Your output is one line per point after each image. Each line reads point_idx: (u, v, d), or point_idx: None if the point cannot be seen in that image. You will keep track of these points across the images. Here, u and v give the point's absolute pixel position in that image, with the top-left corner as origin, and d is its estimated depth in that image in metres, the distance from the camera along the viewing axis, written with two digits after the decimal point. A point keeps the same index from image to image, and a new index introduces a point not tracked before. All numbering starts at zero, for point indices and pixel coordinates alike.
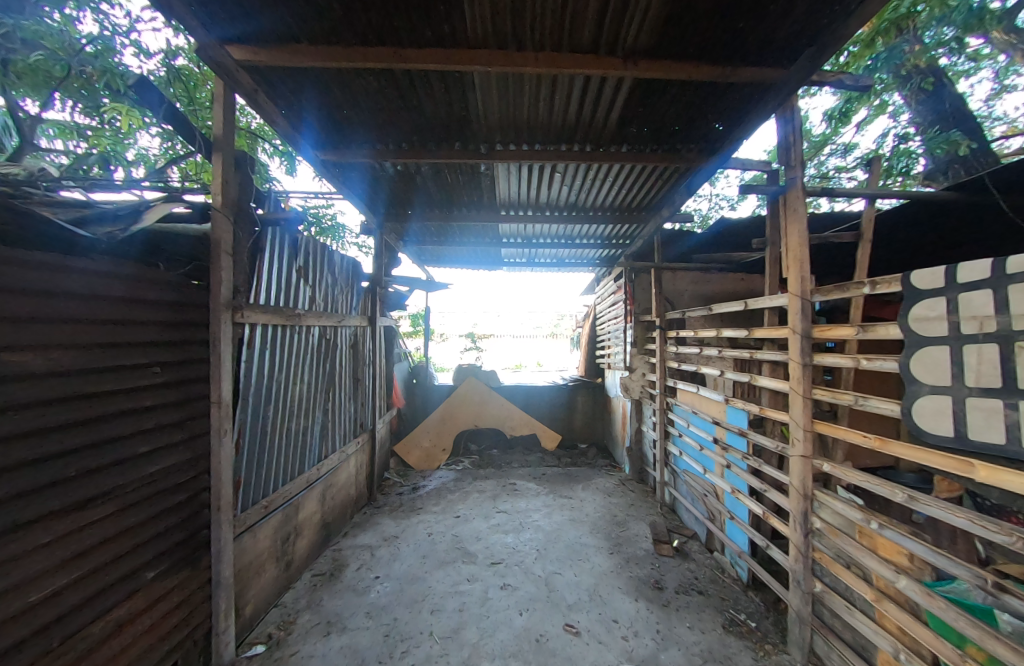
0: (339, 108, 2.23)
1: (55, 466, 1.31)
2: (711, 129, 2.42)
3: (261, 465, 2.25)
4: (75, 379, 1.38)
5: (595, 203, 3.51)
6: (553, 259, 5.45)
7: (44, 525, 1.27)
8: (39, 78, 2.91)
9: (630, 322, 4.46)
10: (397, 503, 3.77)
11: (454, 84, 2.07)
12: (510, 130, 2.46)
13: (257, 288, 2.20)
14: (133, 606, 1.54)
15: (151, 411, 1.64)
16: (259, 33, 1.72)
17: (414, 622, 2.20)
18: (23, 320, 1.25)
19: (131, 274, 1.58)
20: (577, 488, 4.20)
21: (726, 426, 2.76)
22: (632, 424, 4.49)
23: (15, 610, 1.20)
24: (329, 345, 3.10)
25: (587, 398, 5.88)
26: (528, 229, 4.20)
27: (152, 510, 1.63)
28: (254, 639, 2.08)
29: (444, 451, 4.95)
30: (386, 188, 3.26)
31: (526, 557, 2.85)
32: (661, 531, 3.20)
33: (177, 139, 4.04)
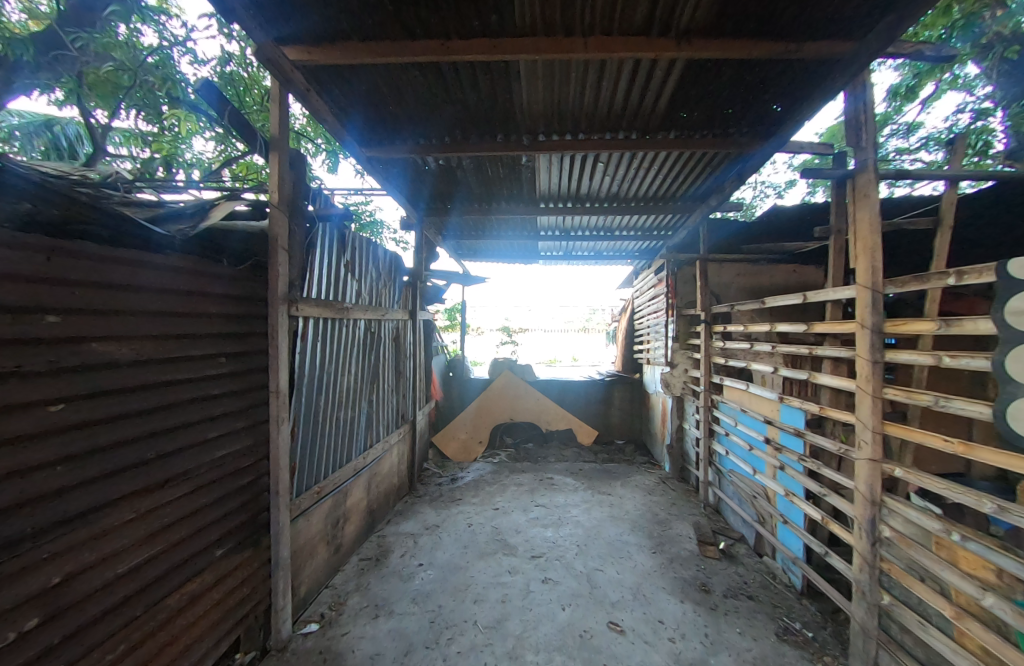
0: (384, 103, 2.26)
1: (139, 448, 1.40)
2: (767, 111, 2.29)
3: (313, 452, 2.34)
4: (155, 367, 1.47)
5: (637, 194, 3.40)
6: (590, 252, 5.35)
7: (130, 503, 1.37)
8: (108, 89, 3.25)
9: (672, 316, 4.32)
10: (436, 493, 3.85)
11: (499, 74, 2.05)
12: (554, 120, 2.41)
13: (309, 282, 2.28)
14: (204, 581, 1.65)
15: (218, 398, 1.75)
16: (312, 33, 1.76)
17: (457, 611, 2.23)
18: (110, 313, 1.34)
19: (200, 269, 1.67)
20: (615, 484, 4.14)
21: (779, 425, 2.63)
22: (673, 422, 4.37)
23: (107, 579, 1.30)
24: (374, 338, 3.18)
25: (624, 394, 5.78)
26: (567, 222, 4.14)
27: (219, 492, 1.73)
28: (308, 618, 2.19)
29: (480, 442, 5.05)
30: (428, 183, 3.29)
31: (567, 552, 2.83)
32: (705, 533, 3.10)
33: (228, 141, 4.29)
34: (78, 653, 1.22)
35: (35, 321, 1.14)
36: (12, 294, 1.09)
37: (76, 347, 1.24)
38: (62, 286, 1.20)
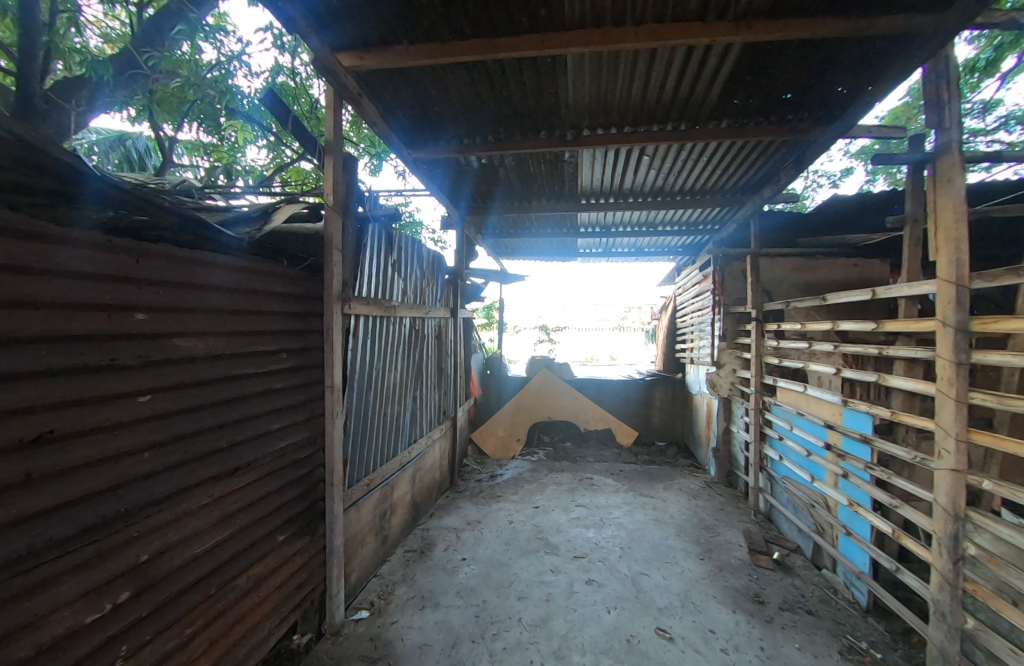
0: (432, 104, 2.29)
1: (213, 437, 1.50)
2: (831, 94, 2.14)
3: (363, 446, 2.42)
4: (227, 361, 1.58)
5: (683, 187, 3.28)
6: (631, 249, 5.23)
7: (205, 489, 1.47)
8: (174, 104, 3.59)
9: (719, 313, 4.14)
10: (477, 489, 3.90)
11: (545, 70, 2.03)
12: (600, 113, 2.36)
13: (360, 281, 2.36)
14: (267, 564, 1.75)
15: (279, 392, 1.84)
16: (365, 38, 1.81)
17: (502, 607, 2.25)
18: (189, 311, 1.44)
19: (261, 269, 1.75)
20: (658, 487, 4.03)
21: (841, 431, 2.46)
22: (720, 424, 4.19)
23: (186, 558, 1.40)
24: (418, 336, 3.26)
25: (665, 394, 5.61)
26: (608, 218, 4.06)
27: (281, 481, 1.83)
28: (358, 605, 2.27)
29: (518, 440, 5.08)
30: (470, 182, 3.32)
31: (610, 554, 2.79)
32: (757, 541, 2.96)
33: (279, 149, 4.52)
34: (163, 625, 1.32)
35: (126, 318, 1.23)
36: (107, 294, 1.18)
37: (161, 343, 1.33)
38: (148, 286, 1.29)
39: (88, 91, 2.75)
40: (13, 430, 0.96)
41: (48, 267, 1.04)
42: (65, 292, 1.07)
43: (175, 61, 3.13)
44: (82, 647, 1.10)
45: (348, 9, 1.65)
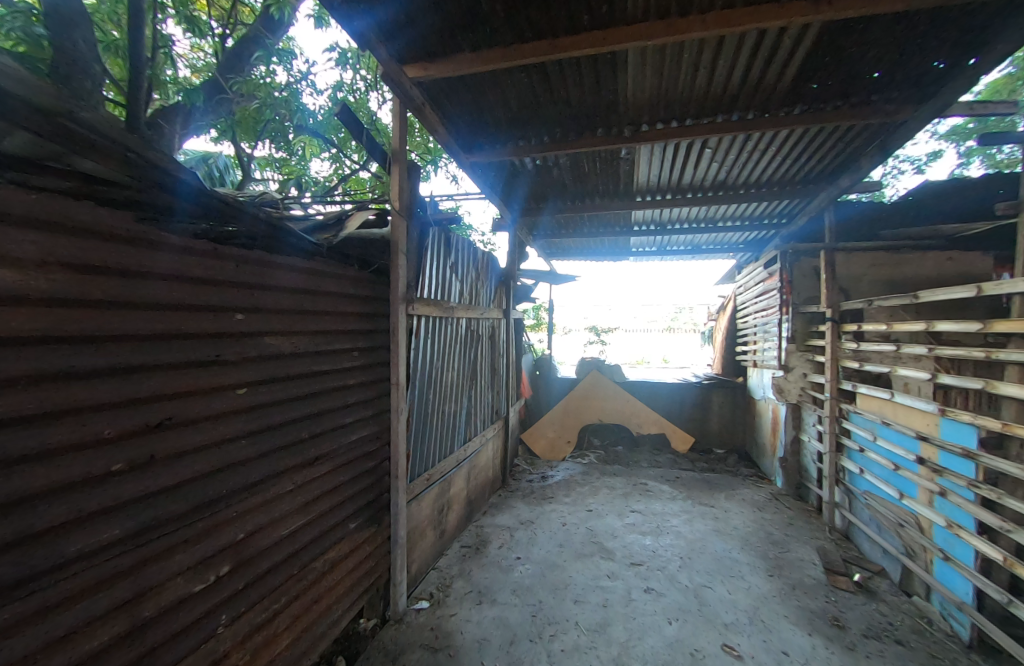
0: (490, 108, 2.33)
1: (296, 428, 1.63)
2: (925, 71, 1.94)
3: (423, 441, 2.52)
4: (307, 359, 1.70)
5: (748, 179, 3.11)
6: (687, 246, 5.03)
7: (290, 476, 1.60)
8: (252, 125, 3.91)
9: (787, 313, 3.87)
10: (528, 489, 3.91)
11: (605, 66, 2.01)
12: (661, 106, 2.30)
13: (422, 283, 2.45)
14: (340, 550, 1.86)
15: (352, 388, 1.96)
16: (430, 49, 1.88)
17: (559, 609, 2.24)
18: (277, 311, 1.57)
19: (335, 272, 1.87)
20: (718, 496, 3.84)
21: (937, 443, 2.21)
22: (788, 432, 3.92)
23: (274, 539, 1.52)
24: (473, 336, 3.33)
25: (725, 398, 5.33)
26: (664, 215, 3.94)
27: (352, 472, 1.94)
28: (419, 595, 2.36)
29: (568, 442, 5.07)
30: (524, 184, 3.36)
31: (669, 563, 2.69)
32: (833, 561, 2.73)
33: (341, 160, 4.81)
34: (254, 599, 1.45)
35: (229, 318, 1.37)
36: (213, 296, 1.31)
37: (256, 341, 1.47)
38: (246, 290, 1.44)
39: (183, 117, 3.09)
40: (144, 416, 1.10)
41: (169, 273, 1.18)
42: (182, 294, 1.21)
43: (253, 84, 3.42)
44: (193, 612, 1.23)
45: (415, 21, 1.72)
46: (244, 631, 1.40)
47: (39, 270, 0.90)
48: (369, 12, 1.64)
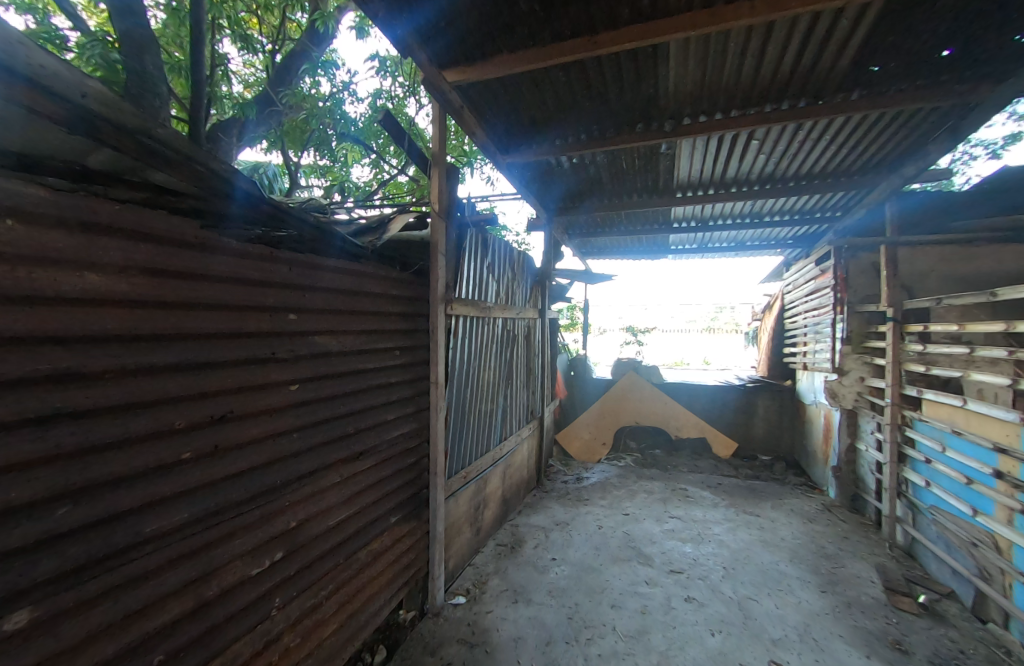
0: (527, 108, 2.33)
1: (342, 423, 1.70)
2: (1004, 46, 1.76)
3: (461, 439, 2.57)
4: (353, 356, 1.78)
5: (797, 170, 2.95)
6: (731, 242, 4.82)
7: (337, 469, 1.67)
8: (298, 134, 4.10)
9: (841, 313, 3.63)
10: (563, 490, 3.89)
11: (645, 60, 1.96)
12: (704, 97, 2.22)
13: (460, 284, 2.49)
14: (382, 542, 1.93)
15: (393, 385, 2.02)
16: (468, 52, 1.90)
17: (596, 613, 2.21)
18: (326, 311, 1.64)
19: (378, 273, 1.93)
20: (764, 505, 3.65)
21: (1018, 456, 2.00)
22: (843, 439, 3.67)
23: (322, 528, 1.60)
24: (510, 336, 3.35)
25: (771, 402, 5.07)
26: (706, 210, 3.80)
27: (394, 467, 2.00)
28: (456, 590, 2.41)
29: (604, 444, 4.99)
30: (561, 183, 3.34)
31: (711, 572, 2.59)
32: (894, 580, 2.53)
33: (381, 165, 4.97)
34: (305, 584, 1.52)
35: (283, 317, 1.45)
36: (269, 298, 1.39)
37: (307, 340, 1.55)
38: (299, 291, 1.52)
39: (237, 129, 3.30)
40: (209, 408, 1.19)
41: (231, 276, 1.26)
42: (242, 296, 1.30)
43: (300, 95, 3.60)
44: (250, 593, 1.31)
45: (454, 26, 1.75)
46: (295, 614, 1.48)
47: (121, 274, 0.99)
48: (410, 18, 1.66)
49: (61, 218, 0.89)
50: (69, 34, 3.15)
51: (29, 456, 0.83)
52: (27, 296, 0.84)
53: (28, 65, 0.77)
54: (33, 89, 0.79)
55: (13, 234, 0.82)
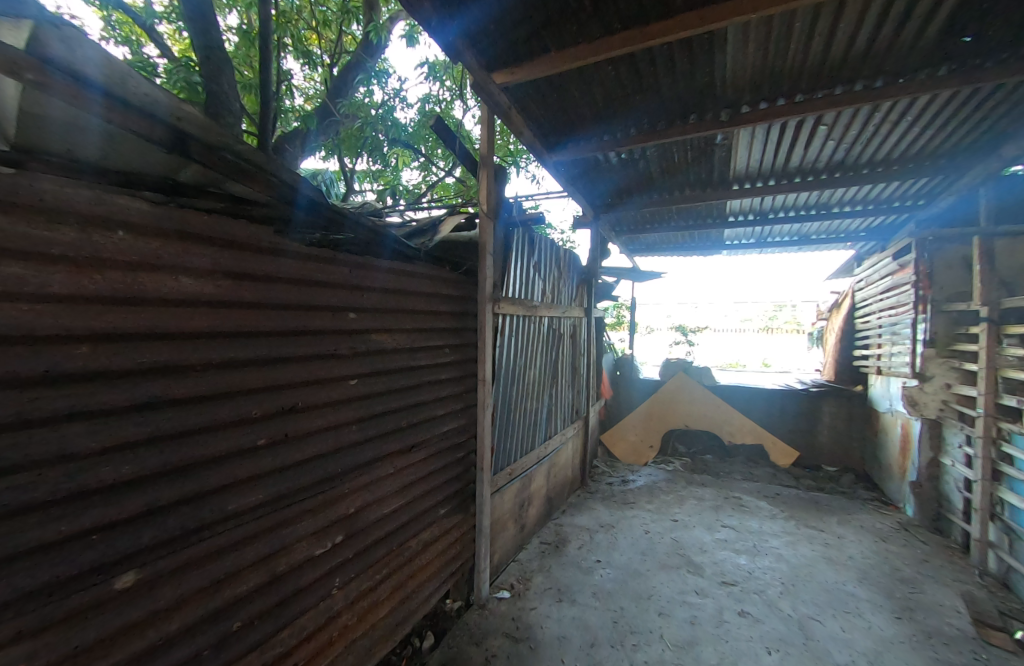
0: (575, 106, 2.32)
1: (396, 417, 1.78)
2: None
3: (506, 436, 2.60)
4: (407, 353, 1.86)
5: (872, 155, 2.70)
6: (794, 236, 4.49)
7: (391, 460, 1.75)
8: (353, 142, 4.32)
9: (924, 312, 3.28)
10: (609, 492, 3.82)
11: (701, 47, 1.87)
12: (766, 82, 2.09)
13: (507, 283, 2.52)
14: (432, 532, 2.00)
15: (444, 382, 2.09)
16: (517, 52, 1.91)
17: (642, 619, 2.16)
18: (382, 310, 1.73)
19: (430, 274, 2.00)
20: (830, 520, 3.39)
21: None
22: (925, 452, 3.32)
23: (377, 516, 1.69)
24: (556, 335, 3.34)
25: (839, 408, 4.68)
26: (766, 202, 3.57)
27: (443, 461, 2.07)
28: (500, 584, 2.45)
29: (651, 447, 4.85)
30: (608, 180, 3.28)
31: (768, 587, 2.45)
32: (986, 612, 2.25)
33: (429, 167, 5.12)
34: (362, 567, 1.62)
35: (344, 316, 1.54)
36: (332, 298, 1.49)
37: (365, 337, 1.64)
38: (358, 292, 1.61)
39: (300, 140, 3.54)
40: (282, 399, 1.30)
41: (298, 278, 1.36)
42: (309, 297, 1.39)
43: (355, 105, 3.79)
44: (314, 571, 1.42)
45: (503, 27, 1.76)
46: (353, 594, 1.58)
47: (208, 278, 1.10)
48: (460, 23, 1.70)
49: (158, 228, 1.00)
50: (159, 61, 3.52)
51: (135, 437, 0.94)
52: (135, 298, 0.95)
53: (135, 93, 0.88)
54: (142, 116, 0.92)
55: (123, 244, 0.94)
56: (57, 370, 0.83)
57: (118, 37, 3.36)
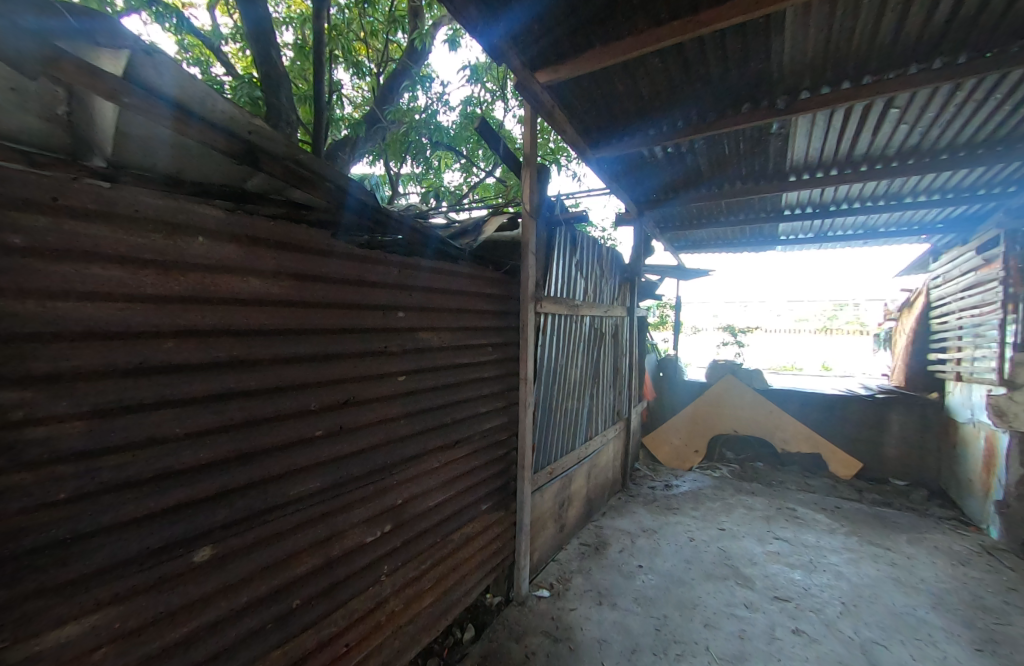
0: (619, 102, 2.27)
1: (441, 413, 1.83)
2: None
3: (547, 436, 2.60)
4: (451, 351, 1.90)
5: (954, 139, 2.44)
6: (859, 229, 4.16)
7: (436, 454, 1.80)
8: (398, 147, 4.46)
9: (1015, 312, 2.93)
10: (651, 496, 3.73)
11: (757, 32, 1.78)
12: (829, 65, 1.95)
13: (549, 282, 2.52)
14: (474, 527, 2.04)
15: (487, 380, 2.12)
16: (561, 50, 1.90)
17: (687, 629, 2.09)
18: (428, 309, 1.78)
19: (474, 275, 2.04)
20: (899, 538, 3.11)
21: None
22: (1015, 469, 2.97)
23: (422, 508, 1.74)
24: (597, 334, 3.30)
25: (910, 417, 4.29)
26: (827, 193, 3.33)
27: (486, 458, 2.10)
28: (540, 582, 2.45)
29: (697, 452, 4.67)
30: (654, 175, 3.18)
31: (827, 606, 2.29)
32: None
33: (471, 169, 5.19)
34: (408, 557, 1.68)
35: (393, 315, 1.61)
36: (383, 297, 1.56)
37: (413, 335, 1.70)
38: (406, 291, 1.67)
39: (350, 147, 3.71)
40: (337, 393, 1.37)
41: (352, 279, 1.43)
42: (362, 296, 1.47)
43: (401, 111, 3.92)
44: (364, 558, 1.49)
45: (546, 27, 1.76)
46: (400, 582, 1.65)
47: (274, 278, 1.19)
48: (504, 25, 1.71)
49: (232, 233, 1.09)
50: (224, 79, 3.81)
51: (211, 425, 1.03)
52: (212, 298, 1.04)
53: (212, 112, 0.96)
54: (217, 131, 1.00)
55: (202, 248, 1.03)
56: (148, 362, 0.92)
57: (190, 59, 3.67)
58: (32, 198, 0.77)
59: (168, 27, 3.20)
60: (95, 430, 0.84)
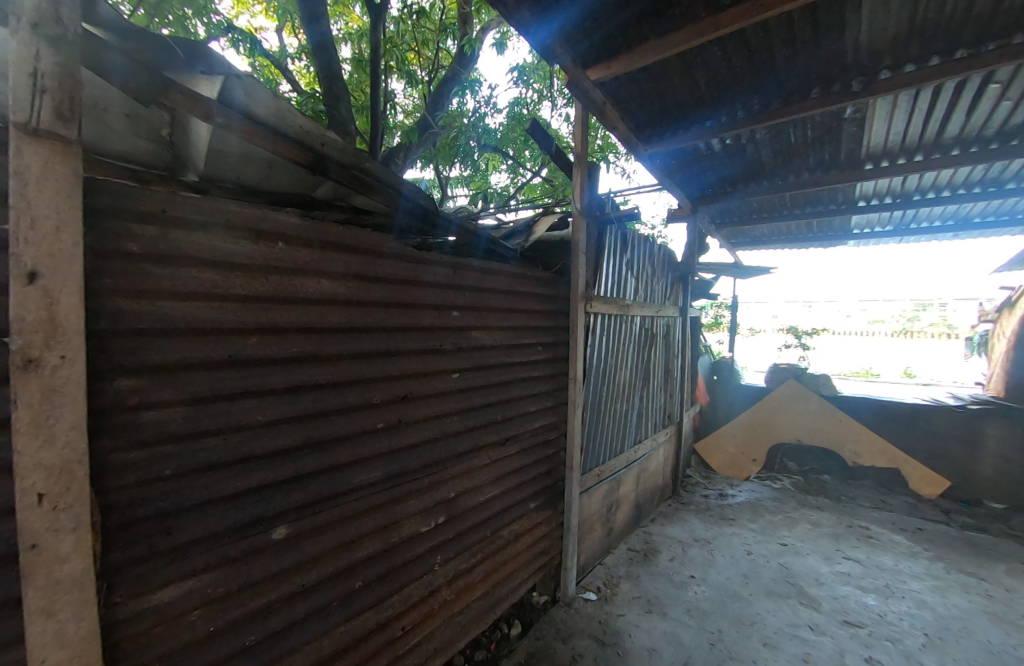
0: (675, 94, 2.20)
1: (491, 410, 1.86)
2: None
3: (595, 437, 2.57)
4: (502, 350, 1.93)
5: None
6: (949, 220, 3.72)
7: (487, 451, 1.84)
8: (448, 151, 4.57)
9: None
10: (703, 505, 3.57)
11: (829, 11, 1.65)
12: (914, 41, 1.78)
13: (598, 282, 2.50)
14: (522, 524, 2.06)
15: (536, 379, 2.13)
16: (613, 45, 1.86)
17: (744, 646, 1.99)
18: (481, 309, 1.82)
19: (524, 275, 2.06)
20: (997, 569, 2.75)
21: None
22: None
23: (473, 502, 1.78)
24: (648, 335, 3.21)
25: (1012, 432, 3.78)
26: (910, 181, 3.01)
27: (534, 457, 2.11)
28: (587, 585, 2.43)
29: (755, 461, 4.45)
30: (710, 168, 3.04)
31: (906, 636, 2.08)
32: None
33: (518, 170, 5.21)
34: (459, 549, 1.73)
35: (448, 314, 1.66)
36: (438, 297, 1.61)
37: (466, 334, 1.74)
38: (459, 291, 1.72)
39: (402, 153, 3.87)
40: (396, 388, 1.44)
41: (410, 280, 1.50)
42: (419, 296, 1.53)
43: (450, 116, 4.03)
44: (419, 547, 1.55)
45: (598, 22, 1.74)
46: (451, 573, 1.70)
47: (341, 279, 1.27)
48: (556, 25, 1.71)
49: (307, 238, 1.18)
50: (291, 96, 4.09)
51: (287, 413, 1.12)
52: (289, 298, 1.14)
53: (293, 127, 1.03)
54: (295, 144, 1.08)
55: (281, 252, 1.12)
56: (237, 355, 1.02)
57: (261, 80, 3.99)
58: (145, 210, 0.88)
59: (243, 51, 3.50)
60: (193, 414, 0.95)
